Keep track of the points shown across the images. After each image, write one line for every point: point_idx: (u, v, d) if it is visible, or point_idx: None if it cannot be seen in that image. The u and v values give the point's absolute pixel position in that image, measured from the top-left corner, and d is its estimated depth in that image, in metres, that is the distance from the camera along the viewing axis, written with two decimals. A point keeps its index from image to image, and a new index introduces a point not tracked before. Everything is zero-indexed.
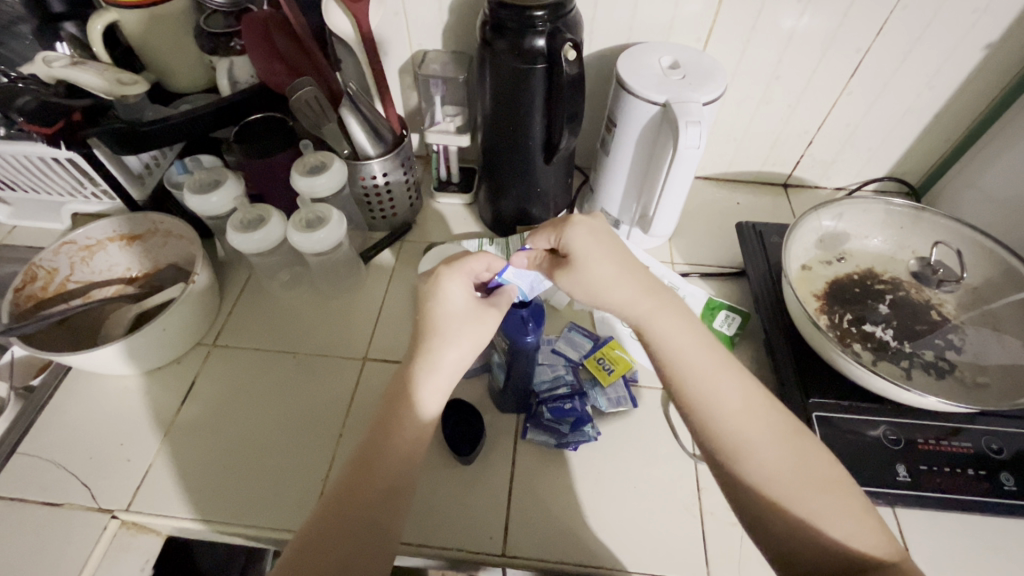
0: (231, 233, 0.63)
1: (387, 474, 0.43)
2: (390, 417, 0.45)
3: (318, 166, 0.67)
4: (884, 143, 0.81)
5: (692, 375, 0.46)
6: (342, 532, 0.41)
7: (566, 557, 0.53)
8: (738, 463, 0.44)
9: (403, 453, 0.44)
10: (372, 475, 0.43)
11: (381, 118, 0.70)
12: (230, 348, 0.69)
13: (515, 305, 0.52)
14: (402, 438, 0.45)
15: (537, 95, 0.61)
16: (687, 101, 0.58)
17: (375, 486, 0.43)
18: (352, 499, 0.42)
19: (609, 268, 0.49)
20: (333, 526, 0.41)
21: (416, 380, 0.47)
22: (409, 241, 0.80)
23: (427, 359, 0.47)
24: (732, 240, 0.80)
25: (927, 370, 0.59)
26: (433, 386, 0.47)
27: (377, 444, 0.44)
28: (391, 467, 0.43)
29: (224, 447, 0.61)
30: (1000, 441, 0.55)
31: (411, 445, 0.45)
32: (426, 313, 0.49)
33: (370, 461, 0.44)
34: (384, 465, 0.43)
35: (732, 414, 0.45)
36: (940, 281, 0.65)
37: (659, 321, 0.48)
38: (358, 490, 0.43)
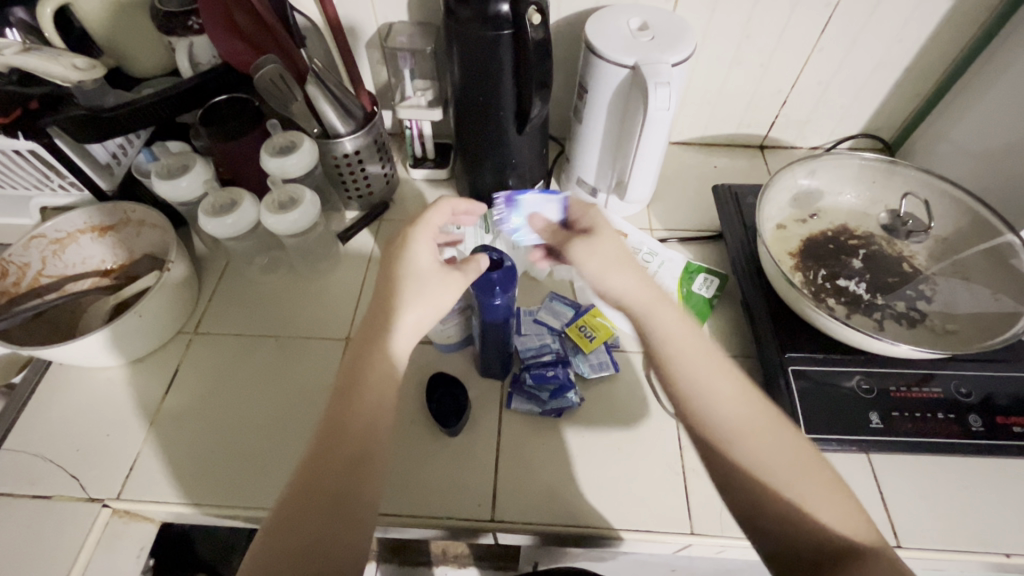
0: (203, 219, 0.62)
1: (348, 441, 0.43)
2: (354, 382, 0.46)
3: (288, 147, 0.66)
4: (858, 100, 0.81)
5: (684, 367, 0.48)
6: (314, 496, 0.41)
7: (555, 520, 0.55)
8: (725, 434, 0.45)
9: (365, 421, 0.44)
10: (336, 441, 0.43)
11: (350, 95, 0.69)
12: (208, 335, 0.69)
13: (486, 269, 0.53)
14: (364, 406, 0.44)
15: (506, 64, 0.60)
16: (656, 62, 0.58)
17: (347, 456, 0.43)
18: (319, 469, 0.42)
19: (614, 258, 0.52)
20: (304, 504, 0.41)
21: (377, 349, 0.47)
22: (386, 220, 0.80)
23: (392, 320, 0.47)
24: (710, 205, 0.81)
25: (899, 320, 0.60)
26: (400, 345, 0.47)
27: (342, 418, 0.44)
28: (358, 434, 0.44)
29: (204, 429, 0.62)
30: (969, 385, 0.57)
31: (374, 416, 0.45)
32: (390, 274, 0.49)
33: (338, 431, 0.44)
34: (351, 436, 0.44)
35: (721, 394, 0.47)
36: (908, 233, 0.66)
37: (658, 311, 0.50)
38: (323, 458, 0.43)
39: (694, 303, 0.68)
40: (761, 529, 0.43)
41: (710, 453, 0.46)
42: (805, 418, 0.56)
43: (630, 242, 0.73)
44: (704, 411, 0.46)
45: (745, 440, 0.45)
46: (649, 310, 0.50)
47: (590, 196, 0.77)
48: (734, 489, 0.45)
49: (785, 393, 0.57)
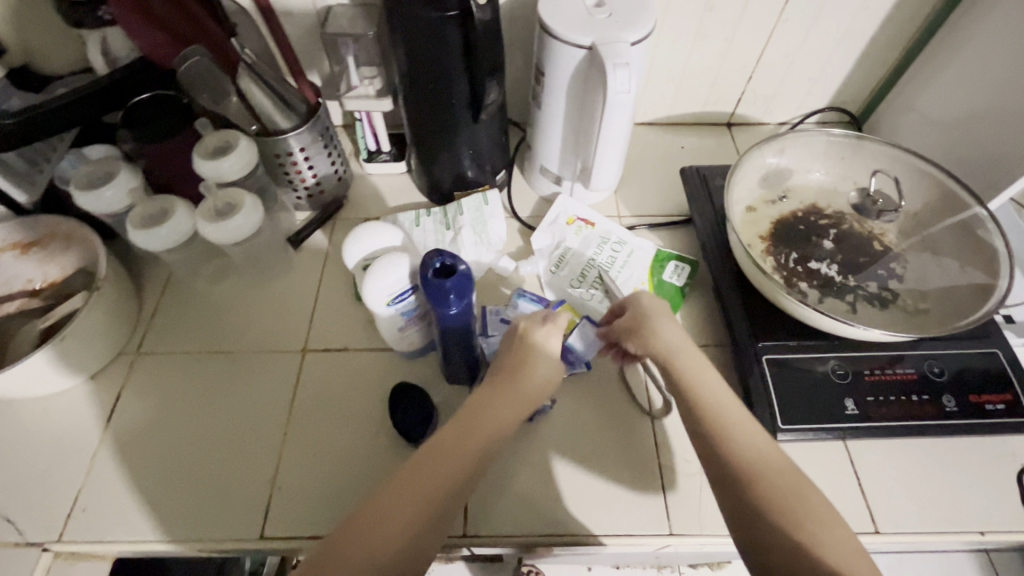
0: (132, 231, 0.56)
1: (458, 467, 0.45)
2: (474, 415, 0.48)
3: (223, 147, 0.61)
4: (823, 72, 0.79)
5: (714, 402, 0.46)
6: (419, 509, 0.42)
7: (530, 530, 0.53)
8: (751, 470, 0.42)
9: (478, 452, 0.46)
10: (445, 458, 0.45)
11: (290, 87, 0.64)
12: (156, 354, 0.64)
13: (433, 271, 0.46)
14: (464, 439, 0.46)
15: (455, 48, 0.56)
16: (615, 41, 0.54)
17: (433, 483, 0.44)
18: (428, 484, 0.44)
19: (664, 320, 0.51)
20: (379, 521, 0.42)
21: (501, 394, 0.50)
22: (341, 219, 0.75)
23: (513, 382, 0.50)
24: (678, 187, 0.78)
25: (871, 302, 0.59)
26: (518, 405, 0.49)
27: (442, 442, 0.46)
28: (467, 463, 0.45)
29: (165, 453, 0.58)
30: (941, 363, 0.56)
31: (470, 446, 0.46)
32: (522, 354, 0.52)
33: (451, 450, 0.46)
34: (441, 461, 0.45)
35: (750, 434, 0.44)
36: (879, 212, 0.64)
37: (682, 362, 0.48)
38: (433, 472, 0.44)
39: (665, 292, 0.66)
40: (769, 566, 0.39)
41: (724, 480, 0.43)
42: (780, 408, 0.54)
43: (598, 231, 0.71)
44: (733, 444, 0.44)
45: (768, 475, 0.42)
46: (675, 355, 0.49)
47: (555, 184, 0.73)
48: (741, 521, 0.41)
49: (760, 383, 0.55)
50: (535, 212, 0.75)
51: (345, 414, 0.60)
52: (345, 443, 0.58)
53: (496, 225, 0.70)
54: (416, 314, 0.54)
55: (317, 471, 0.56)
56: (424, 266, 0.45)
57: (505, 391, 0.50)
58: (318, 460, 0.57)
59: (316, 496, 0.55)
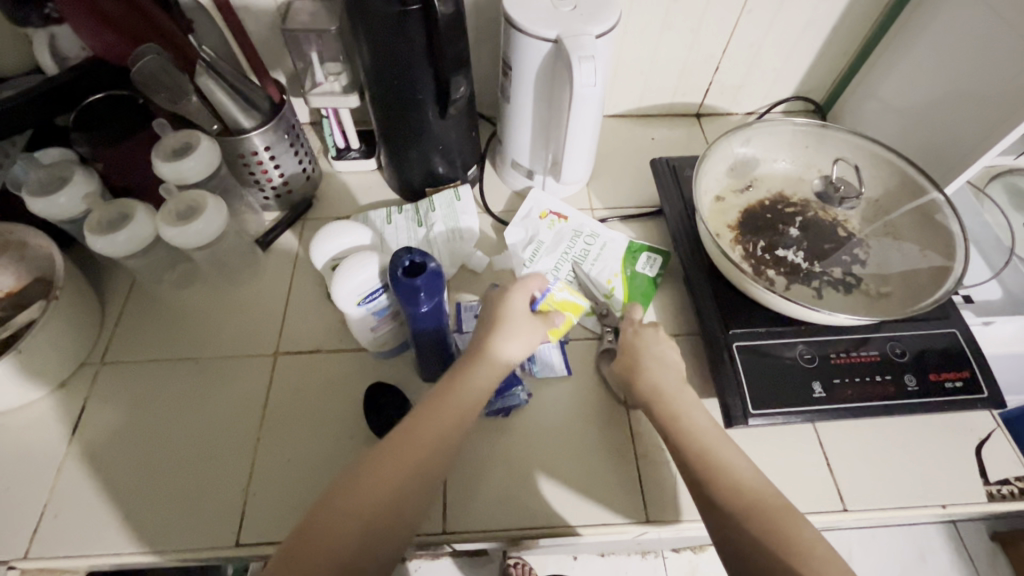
0: (89, 238, 0.54)
1: (419, 457, 0.46)
2: (436, 406, 0.49)
3: (183, 148, 0.58)
4: (788, 62, 0.80)
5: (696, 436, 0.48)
6: (389, 491, 0.43)
7: (510, 523, 0.53)
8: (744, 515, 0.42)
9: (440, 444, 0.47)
10: (407, 450, 0.46)
11: (252, 85, 0.62)
12: (121, 364, 0.62)
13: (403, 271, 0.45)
14: (425, 427, 0.47)
15: (418, 43, 0.55)
16: (579, 34, 0.54)
17: (396, 470, 0.44)
18: (391, 475, 0.44)
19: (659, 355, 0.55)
20: (342, 509, 0.42)
21: (466, 382, 0.50)
22: (311, 219, 0.74)
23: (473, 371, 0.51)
24: (650, 179, 0.79)
25: (836, 287, 0.60)
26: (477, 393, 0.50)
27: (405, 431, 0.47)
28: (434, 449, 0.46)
29: (133, 464, 0.56)
30: (902, 344, 0.58)
31: (431, 434, 0.47)
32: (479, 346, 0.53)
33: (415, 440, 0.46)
34: (404, 449, 0.46)
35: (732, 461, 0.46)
36: (842, 199, 0.66)
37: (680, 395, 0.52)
38: (395, 461, 0.45)
39: (639, 283, 0.67)
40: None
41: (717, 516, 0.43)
42: (751, 394, 0.55)
43: (571, 224, 0.71)
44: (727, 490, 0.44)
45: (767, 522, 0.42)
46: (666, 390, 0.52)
47: (527, 178, 0.73)
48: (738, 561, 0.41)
49: (730, 370, 0.56)
50: (508, 207, 0.75)
51: (320, 416, 0.59)
52: (321, 446, 0.57)
53: (469, 221, 0.70)
54: (389, 313, 0.53)
55: (294, 476, 0.56)
56: (395, 269, 0.44)
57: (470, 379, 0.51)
58: (293, 464, 0.56)
59: (293, 500, 0.55)
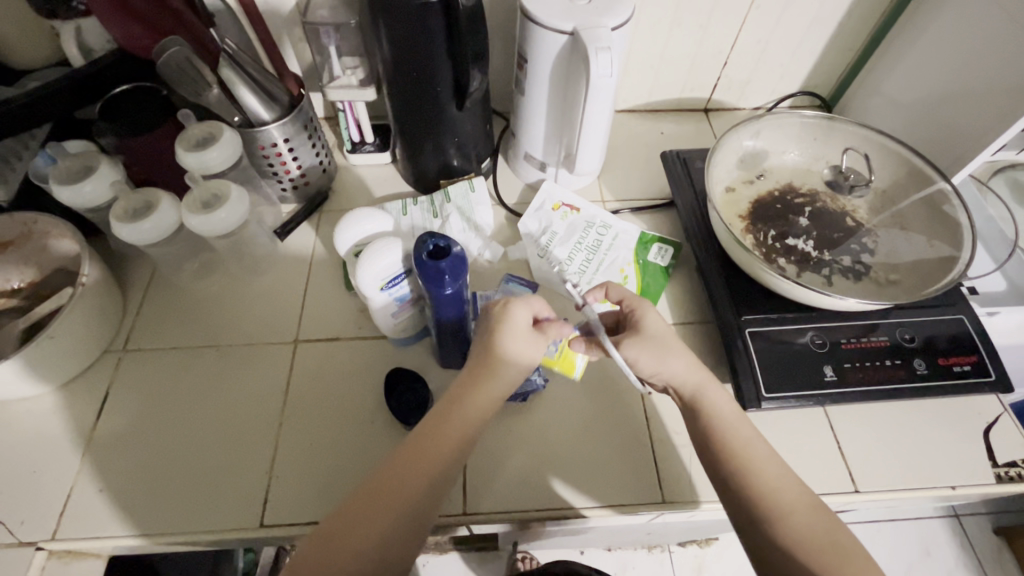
0: (115, 225, 0.55)
1: (433, 469, 0.46)
2: (446, 416, 0.48)
3: (206, 139, 0.60)
4: (795, 58, 0.81)
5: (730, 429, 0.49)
6: (412, 499, 0.45)
7: (528, 505, 0.54)
8: (774, 509, 0.45)
9: (454, 455, 0.47)
10: (423, 461, 0.46)
11: (272, 77, 0.63)
12: (143, 352, 0.63)
13: (428, 256, 0.45)
14: (445, 434, 0.47)
15: (439, 36, 0.56)
16: (595, 27, 0.55)
17: (418, 477, 0.45)
18: (408, 486, 0.45)
19: (669, 339, 0.52)
20: (368, 513, 0.44)
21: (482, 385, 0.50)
22: (327, 211, 0.75)
23: (491, 370, 0.50)
24: (659, 172, 0.80)
25: (846, 274, 0.61)
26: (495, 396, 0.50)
27: (428, 438, 0.47)
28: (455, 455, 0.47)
29: (156, 451, 0.57)
30: (912, 330, 0.59)
31: (452, 442, 0.47)
32: (496, 335, 0.51)
33: (428, 452, 0.47)
34: (428, 456, 0.46)
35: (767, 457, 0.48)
36: (851, 187, 0.67)
37: (714, 396, 0.51)
38: (415, 473, 0.45)
39: (651, 272, 0.68)
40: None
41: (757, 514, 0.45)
42: (764, 378, 0.56)
43: (583, 215, 0.72)
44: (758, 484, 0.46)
45: (794, 514, 0.44)
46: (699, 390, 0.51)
47: (540, 171, 0.74)
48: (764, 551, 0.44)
49: (744, 355, 0.57)
50: (520, 199, 0.76)
51: (340, 402, 0.60)
52: (340, 431, 0.58)
53: (483, 213, 0.71)
54: (409, 299, 0.54)
55: (315, 460, 0.57)
56: (420, 253, 0.45)
57: (477, 385, 0.50)
58: (313, 449, 0.57)
59: (315, 483, 0.55)
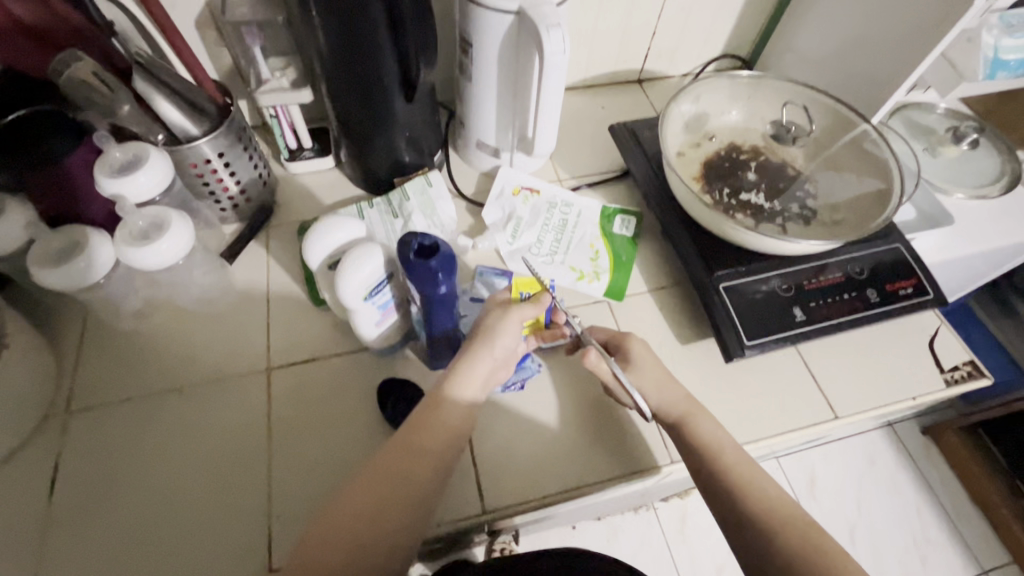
0: (37, 271, 0.49)
1: (431, 456, 0.47)
2: (435, 408, 0.49)
3: (132, 162, 0.53)
4: (716, 23, 0.85)
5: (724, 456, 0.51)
6: (409, 483, 0.46)
7: (535, 496, 0.55)
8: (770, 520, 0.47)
9: (450, 443, 0.48)
10: (423, 446, 0.47)
11: (193, 87, 0.57)
12: (93, 410, 0.56)
13: (417, 255, 0.43)
14: (442, 418, 0.48)
15: (380, 26, 0.53)
16: (541, 4, 0.54)
17: (416, 464, 0.46)
18: (406, 474, 0.46)
19: (652, 369, 0.56)
20: (359, 501, 0.44)
21: (475, 367, 0.51)
22: (274, 226, 0.69)
23: (479, 351, 0.51)
24: (608, 145, 0.81)
25: (796, 220, 0.66)
26: (483, 377, 0.51)
27: (426, 423, 0.48)
28: (450, 441, 0.48)
29: (140, 502, 0.52)
30: (859, 264, 0.64)
31: (451, 427, 0.49)
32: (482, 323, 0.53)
33: (427, 437, 0.48)
34: (429, 440, 0.47)
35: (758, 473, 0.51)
36: (794, 138, 0.72)
37: (703, 419, 0.54)
38: (411, 460, 0.46)
39: (620, 244, 0.69)
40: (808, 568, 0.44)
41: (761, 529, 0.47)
42: (743, 328, 0.59)
43: (544, 197, 0.72)
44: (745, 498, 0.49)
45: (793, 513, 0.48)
46: (689, 413, 0.54)
47: (494, 157, 0.73)
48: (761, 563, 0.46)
49: (722, 308, 0.60)
50: (479, 188, 0.74)
51: (334, 423, 0.57)
52: (342, 453, 0.55)
53: (445, 207, 0.68)
54: (394, 304, 0.52)
55: (317, 489, 0.53)
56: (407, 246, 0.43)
57: (471, 373, 0.50)
58: (312, 478, 0.54)
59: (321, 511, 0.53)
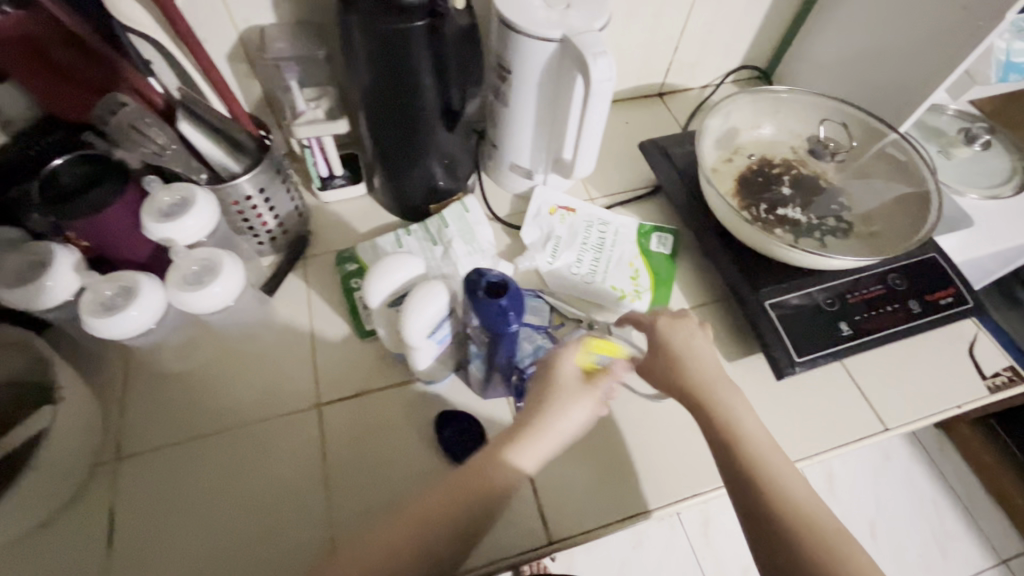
0: (91, 320, 0.47)
1: (461, 520, 0.44)
2: (482, 466, 0.46)
3: (179, 205, 0.52)
4: (737, 36, 0.86)
5: None
6: (429, 541, 0.43)
7: (598, 523, 0.55)
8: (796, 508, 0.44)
9: (486, 512, 0.45)
10: (457, 504, 0.44)
11: (233, 123, 0.56)
12: (142, 456, 0.55)
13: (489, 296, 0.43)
14: (490, 476, 0.45)
15: (425, 59, 0.53)
16: (584, 32, 0.55)
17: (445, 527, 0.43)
18: (427, 530, 0.43)
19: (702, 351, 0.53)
20: (376, 553, 0.42)
21: (536, 430, 0.47)
22: (312, 256, 0.69)
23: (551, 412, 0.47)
24: (636, 161, 0.81)
25: (834, 234, 0.66)
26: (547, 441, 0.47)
27: (471, 479, 0.45)
28: (488, 508, 0.45)
29: (171, 541, 0.52)
30: (900, 276, 0.65)
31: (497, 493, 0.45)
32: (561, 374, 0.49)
33: (464, 497, 0.44)
34: (466, 501, 0.44)
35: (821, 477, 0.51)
36: (832, 154, 0.72)
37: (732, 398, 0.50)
38: (439, 519, 0.44)
39: (658, 262, 0.70)
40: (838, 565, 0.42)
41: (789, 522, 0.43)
42: (792, 344, 0.60)
43: (580, 217, 0.72)
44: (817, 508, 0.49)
45: None
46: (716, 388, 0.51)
47: (527, 179, 0.73)
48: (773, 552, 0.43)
49: (769, 325, 0.61)
50: (513, 210, 0.74)
51: (391, 460, 0.56)
52: (403, 488, 0.55)
53: (484, 231, 0.68)
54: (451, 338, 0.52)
55: None
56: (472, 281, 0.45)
57: (532, 435, 0.47)
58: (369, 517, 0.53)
59: None
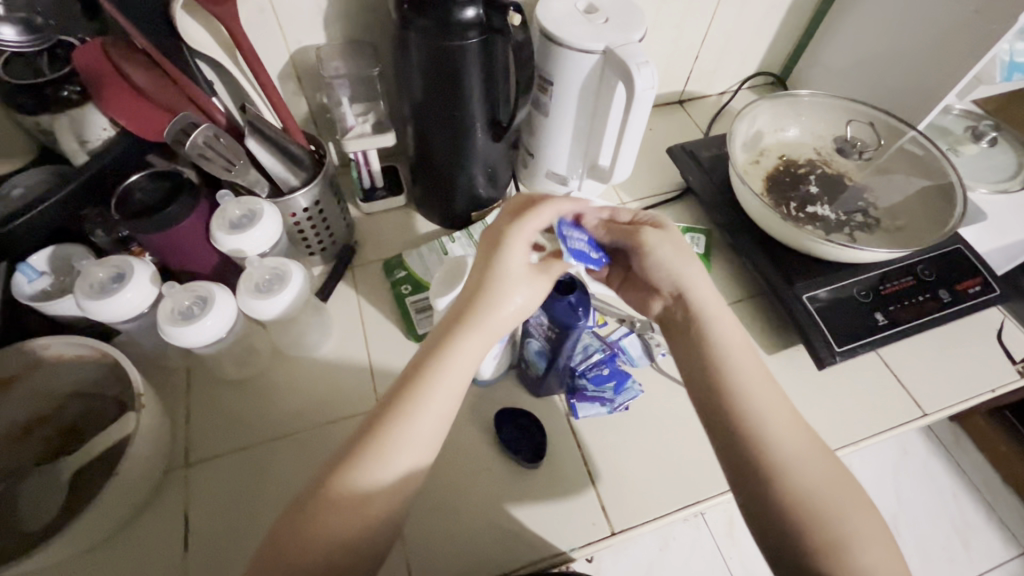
0: (166, 327, 0.49)
1: (427, 434, 0.42)
2: (435, 367, 0.43)
3: (246, 218, 0.54)
4: (753, 44, 0.89)
5: None
6: (392, 462, 0.40)
7: (658, 514, 0.56)
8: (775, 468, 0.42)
9: (445, 419, 0.42)
10: (414, 415, 0.41)
11: (291, 140, 0.58)
12: (209, 460, 0.57)
13: (560, 294, 0.50)
14: (440, 381, 0.42)
15: (478, 72, 0.56)
16: (626, 44, 0.58)
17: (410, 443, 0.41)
18: (395, 449, 0.40)
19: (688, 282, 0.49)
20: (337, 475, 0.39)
21: (490, 321, 0.44)
22: (359, 266, 0.71)
23: (495, 285, 0.45)
24: (663, 166, 0.84)
25: (863, 229, 0.69)
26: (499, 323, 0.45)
27: (422, 387, 0.42)
28: (445, 415, 0.43)
29: (211, 524, 0.54)
30: (929, 267, 0.67)
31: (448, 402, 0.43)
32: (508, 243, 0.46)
33: (424, 405, 0.42)
34: (424, 409, 0.42)
35: None
36: (859, 153, 0.75)
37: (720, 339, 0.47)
38: (401, 431, 0.41)
39: None
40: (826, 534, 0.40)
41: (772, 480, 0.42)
42: (831, 334, 0.62)
43: None
44: None
45: None
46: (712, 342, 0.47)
47: (561, 186, 0.76)
48: (757, 507, 0.41)
49: (808, 317, 0.63)
50: None
51: (452, 458, 0.58)
52: (465, 486, 0.56)
53: None
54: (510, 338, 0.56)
55: (446, 524, 0.54)
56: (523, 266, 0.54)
57: (487, 305, 0.44)
58: (432, 510, 0.55)
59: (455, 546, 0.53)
